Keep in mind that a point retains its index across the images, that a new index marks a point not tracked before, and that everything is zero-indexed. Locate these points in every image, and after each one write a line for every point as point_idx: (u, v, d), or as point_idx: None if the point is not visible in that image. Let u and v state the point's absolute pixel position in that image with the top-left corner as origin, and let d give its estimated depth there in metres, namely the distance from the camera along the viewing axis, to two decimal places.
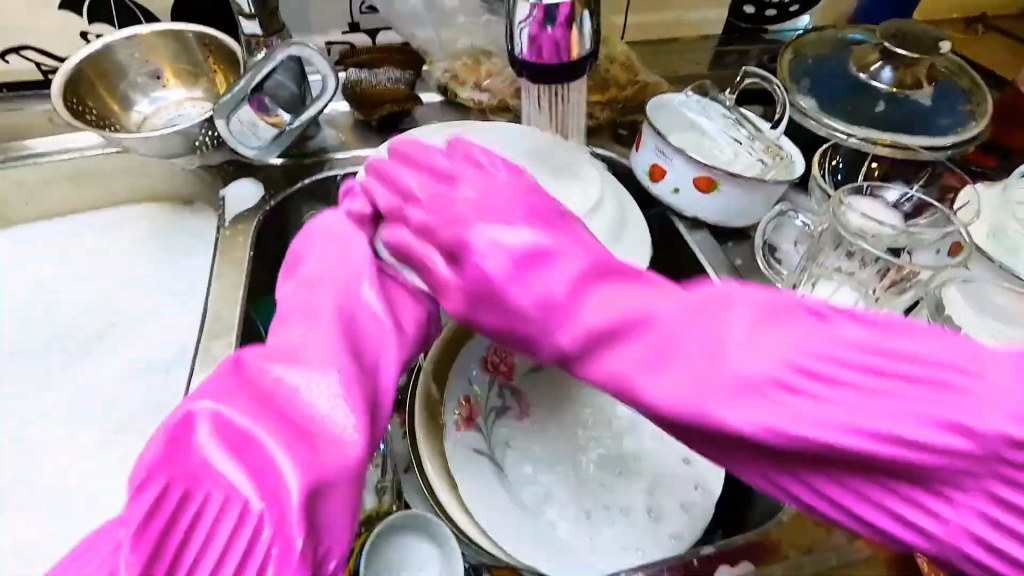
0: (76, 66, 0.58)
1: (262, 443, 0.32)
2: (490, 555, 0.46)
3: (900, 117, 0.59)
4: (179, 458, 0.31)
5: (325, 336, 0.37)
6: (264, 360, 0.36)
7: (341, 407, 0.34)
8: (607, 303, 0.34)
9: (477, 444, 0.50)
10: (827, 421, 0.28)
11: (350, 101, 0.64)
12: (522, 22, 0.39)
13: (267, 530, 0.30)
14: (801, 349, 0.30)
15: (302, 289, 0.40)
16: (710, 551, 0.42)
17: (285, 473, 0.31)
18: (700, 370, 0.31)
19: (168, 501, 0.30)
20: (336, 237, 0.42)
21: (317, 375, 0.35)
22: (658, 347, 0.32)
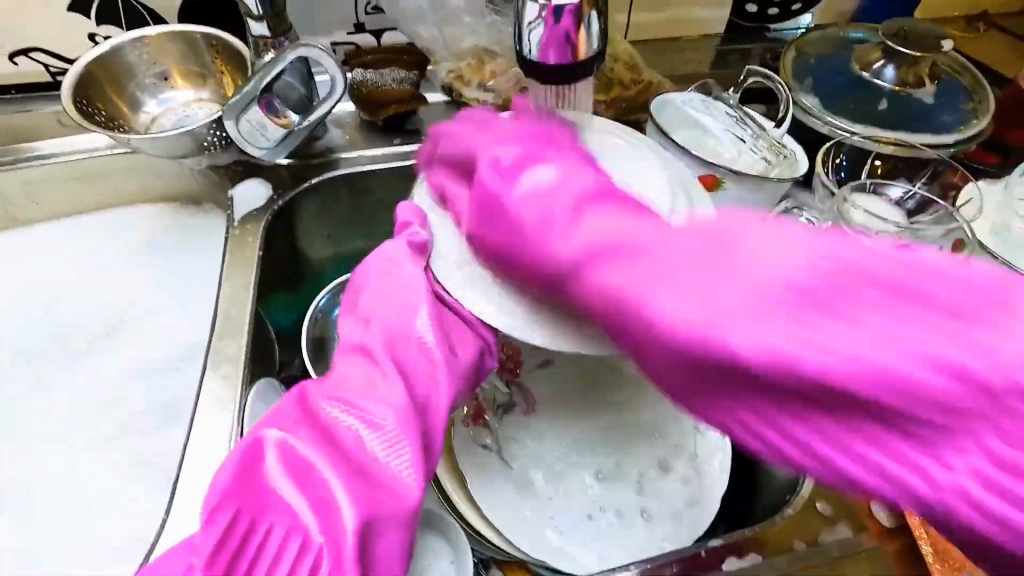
0: (85, 68, 0.58)
1: (324, 476, 0.34)
2: (499, 548, 0.47)
3: (904, 115, 0.59)
4: (247, 489, 0.34)
5: (381, 376, 0.39)
6: (325, 395, 0.38)
7: (397, 444, 0.37)
8: (603, 220, 0.33)
9: (486, 440, 0.52)
10: (849, 347, 0.25)
11: (356, 102, 0.65)
12: (532, 24, 0.37)
13: (326, 562, 0.32)
14: (773, 276, 0.27)
15: (359, 324, 0.43)
16: (717, 542, 0.42)
17: (341, 508, 0.34)
18: (706, 298, 0.27)
19: (237, 528, 0.33)
20: (392, 273, 0.42)
21: (374, 408, 0.38)
22: (661, 264, 0.29)
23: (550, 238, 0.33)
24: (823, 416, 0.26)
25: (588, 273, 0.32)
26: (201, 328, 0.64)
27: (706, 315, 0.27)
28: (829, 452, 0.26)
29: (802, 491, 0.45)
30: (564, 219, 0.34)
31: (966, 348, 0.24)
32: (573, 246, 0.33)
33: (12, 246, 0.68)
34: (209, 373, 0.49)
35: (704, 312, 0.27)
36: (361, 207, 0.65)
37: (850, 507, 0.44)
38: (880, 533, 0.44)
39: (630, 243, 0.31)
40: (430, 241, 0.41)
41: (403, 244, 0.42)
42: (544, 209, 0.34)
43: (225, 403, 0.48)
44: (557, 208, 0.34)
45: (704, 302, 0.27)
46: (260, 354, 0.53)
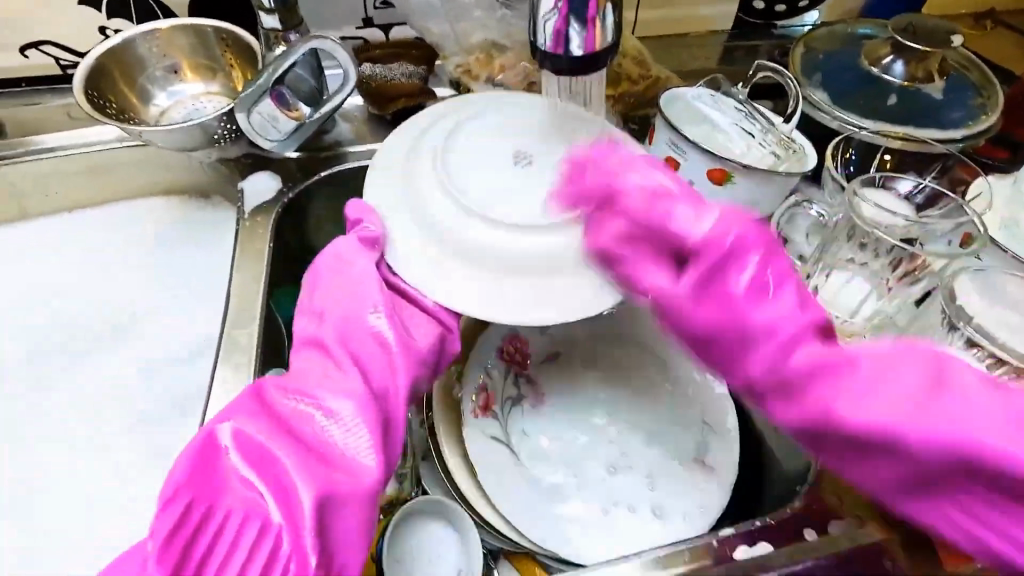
0: (97, 60, 0.59)
1: (279, 461, 0.35)
2: (509, 539, 0.47)
3: (912, 110, 0.59)
4: (202, 478, 0.35)
5: (337, 366, 0.40)
6: (279, 388, 0.39)
7: (352, 428, 0.37)
8: (768, 307, 0.39)
9: (494, 431, 0.51)
10: (916, 436, 0.34)
11: (365, 97, 0.65)
12: (546, 15, 0.37)
13: (285, 542, 0.33)
14: (911, 371, 0.36)
15: (312, 318, 0.43)
16: (730, 532, 0.43)
17: (297, 490, 0.34)
18: (848, 394, 0.36)
19: (194, 516, 0.34)
20: (344, 269, 0.43)
21: (328, 397, 0.38)
22: (829, 356, 0.38)
23: (698, 307, 0.40)
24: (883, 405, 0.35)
25: (730, 338, 0.40)
26: (204, 324, 0.64)
27: (855, 405, 0.36)
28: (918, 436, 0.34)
29: (813, 479, 0.46)
30: (721, 292, 0.39)
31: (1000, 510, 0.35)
32: (710, 320, 0.40)
33: (12, 245, 0.68)
34: (220, 366, 0.50)
35: (839, 399, 0.36)
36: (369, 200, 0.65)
37: (857, 497, 0.45)
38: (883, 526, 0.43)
39: (783, 328, 0.38)
40: (382, 236, 0.43)
41: (354, 239, 0.43)
42: (714, 291, 0.39)
43: (234, 394, 0.48)
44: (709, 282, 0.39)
45: (894, 410, 0.35)
46: (271, 348, 0.53)
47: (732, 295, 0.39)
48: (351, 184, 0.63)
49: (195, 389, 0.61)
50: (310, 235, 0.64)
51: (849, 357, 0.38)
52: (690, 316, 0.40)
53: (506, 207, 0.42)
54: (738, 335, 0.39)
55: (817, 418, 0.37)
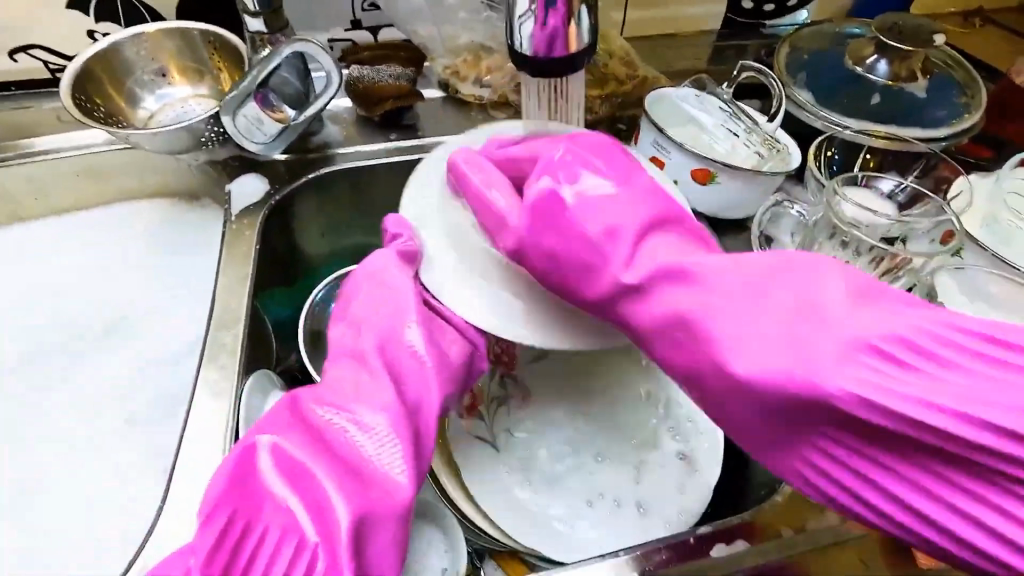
0: (84, 64, 0.59)
1: (316, 477, 0.34)
2: (491, 540, 0.48)
3: (896, 110, 0.59)
4: (241, 492, 0.34)
5: (370, 374, 0.40)
6: (316, 399, 0.38)
7: (389, 442, 0.37)
8: (653, 253, 0.38)
9: (481, 432, 0.52)
10: (850, 388, 0.29)
11: (353, 98, 0.65)
12: (522, 18, 0.37)
13: (321, 561, 0.32)
14: (866, 326, 0.31)
15: (348, 328, 0.43)
16: (705, 530, 0.43)
17: (335, 506, 0.33)
18: (762, 341, 0.32)
19: (232, 532, 0.33)
20: (383, 280, 0.44)
21: (365, 410, 0.38)
22: (723, 304, 0.34)
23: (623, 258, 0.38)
24: (856, 341, 0.31)
25: (600, 268, 0.38)
26: (199, 323, 0.65)
27: (753, 329, 0.33)
28: (924, 397, 0.29)
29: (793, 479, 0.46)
30: (601, 206, 0.39)
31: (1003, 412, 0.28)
32: (634, 273, 0.37)
33: (10, 245, 0.68)
34: (209, 364, 0.50)
35: (739, 342, 0.33)
36: (357, 199, 0.65)
37: None
38: (867, 521, 0.44)
39: (712, 278, 0.35)
40: (420, 252, 0.45)
41: (394, 253, 0.44)
42: (608, 220, 0.38)
43: (224, 394, 0.49)
44: (626, 201, 0.40)
45: (794, 355, 0.31)
46: (257, 350, 0.53)
47: (636, 229, 0.38)
48: (338, 188, 0.64)
49: (191, 390, 0.61)
50: (299, 235, 0.65)
51: (783, 266, 0.35)
52: (594, 258, 0.38)
53: None
54: (655, 279, 0.37)
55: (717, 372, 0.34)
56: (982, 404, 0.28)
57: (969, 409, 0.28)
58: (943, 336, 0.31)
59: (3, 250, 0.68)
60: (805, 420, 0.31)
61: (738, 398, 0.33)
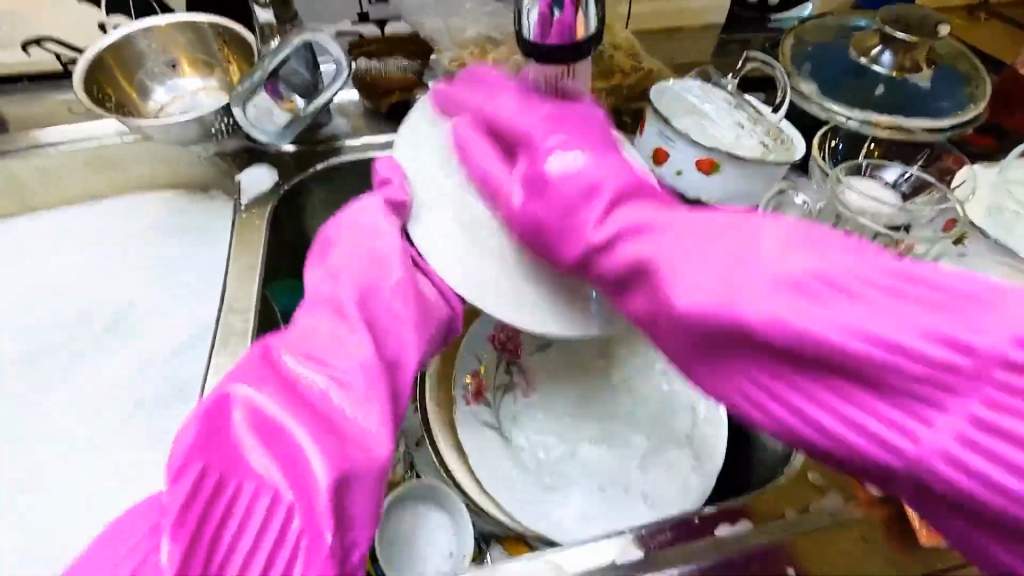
0: (97, 55, 0.60)
1: (293, 432, 0.34)
2: (498, 523, 0.49)
3: (901, 100, 0.60)
4: (211, 447, 0.33)
5: (348, 326, 0.40)
6: (290, 350, 0.39)
7: (365, 398, 0.37)
8: (628, 213, 0.37)
9: (486, 417, 0.53)
10: (791, 319, 0.29)
11: (360, 91, 0.66)
12: (529, 6, 0.38)
13: (297, 519, 0.32)
14: (815, 261, 0.30)
15: (326, 276, 0.44)
16: (709, 510, 0.43)
17: (313, 466, 0.33)
18: (711, 287, 0.31)
19: (204, 488, 0.32)
20: (365, 228, 0.45)
21: (342, 362, 0.38)
22: (679, 251, 0.34)
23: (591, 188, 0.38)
24: (805, 271, 0.29)
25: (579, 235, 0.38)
26: (204, 319, 0.66)
27: (675, 264, 0.33)
28: (842, 289, 0.28)
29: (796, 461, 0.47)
30: (569, 167, 0.38)
31: (944, 325, 0.26)
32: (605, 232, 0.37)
33: (8, 246, 0.69)
34: (217, 352, 0.51)
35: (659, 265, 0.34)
36: (364, 192, 0.66)
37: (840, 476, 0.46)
38: (869, 502, 0.45)
39: (664, 225, 0.36)
40: (409, 200, 0.46)
41: (378, 201, 0.46)
42: (586, 182, 0.38)
43: None
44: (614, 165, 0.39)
45: (720, 285, 0.31)
46: (267, 338, 0.54)
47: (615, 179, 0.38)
48: (345, 179, 0.65)
49: (193, 387, 0.62)
50: (306, 227, 0.65)
51: (726, 221, 0.34)
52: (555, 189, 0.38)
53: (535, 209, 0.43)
54: (625, 233, 0.36)
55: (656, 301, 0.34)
56: (930, 325, 0.26)
57: (906, 333, 0.27)
58: (866, 273, 0.29)
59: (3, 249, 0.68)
60: (758, 361, 0.31)
61: (677, 334, 0.33)
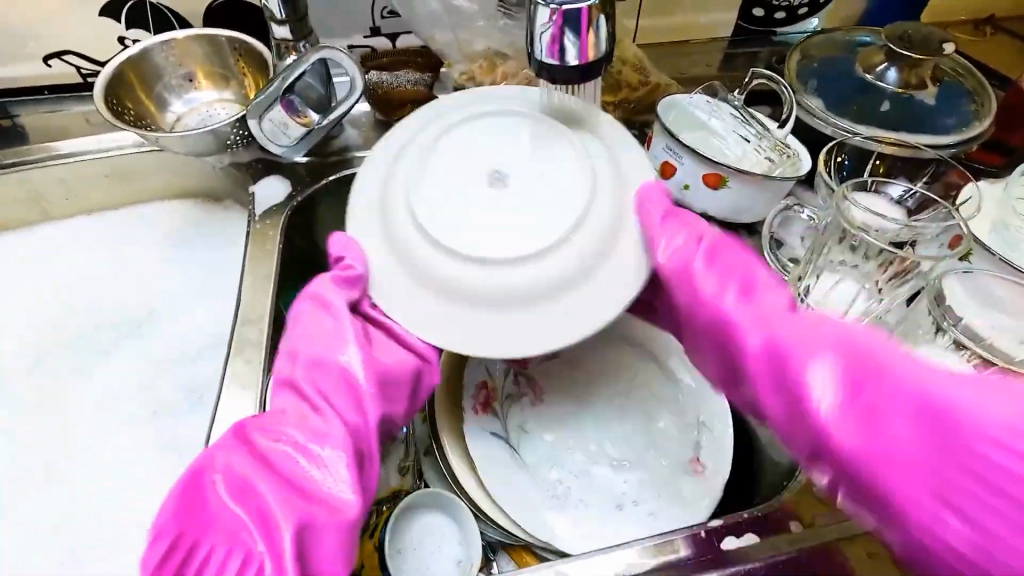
0: (116, 69, 0.61)
1: (263, 492, 0.37)
2: (509, 534, 0.50)
3: (906, 117, 0.60)
4: (189, 513, 0.37)
5: (314, 406, 0.42)
6: (258, 426, 0.41)
7: (329, 462, 0.39)
8: (828, 360, 0.37)
9: (494, 428, 0.53)
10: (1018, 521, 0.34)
11: (373, 104, 0.68)
12: (543, 26, 0.39)
13: (268, 571, 0.35)
14: None
15: (288, 358, 0.45)
16: (717, 523, 0.44)
17: (279, 520, 0.36)
18: (942, 432, 0.35)
19: (178, 550, 0.36)
20: (320, 309, 0.45)
21: (313, 428, 0.41)
22: (906, 379, 0.36)
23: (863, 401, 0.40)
24: None
25: (782, 358, 0.39)
26: (209, 324, 0.67)
27: (965, 397, 0.35)
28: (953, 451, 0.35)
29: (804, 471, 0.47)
30: (721, 278, 0.44)
31: None
32: (790, 381, 0.39)
33: (12, 248, 0.70)
34: (233, 360, 0.52)
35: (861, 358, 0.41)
36: None
37: None
38: None
39: (898, 354, 0.37)
40: (365, 277, 0.43)
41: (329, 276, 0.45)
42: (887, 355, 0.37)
43: (249, 385, 0.51)
44: (814, 339, 0.39)
45: (974, 422, 0.34)
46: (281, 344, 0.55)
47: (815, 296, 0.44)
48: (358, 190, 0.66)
49: (197, 391, 0.63)
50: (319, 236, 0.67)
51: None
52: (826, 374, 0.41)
53: (468, 235, 0.40)
54: (839, 377, 0.37)
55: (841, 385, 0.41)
56: None
57: None
58: None
59: (13, 249, 0.70)
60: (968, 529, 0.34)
61: (918, 450, 0.35)
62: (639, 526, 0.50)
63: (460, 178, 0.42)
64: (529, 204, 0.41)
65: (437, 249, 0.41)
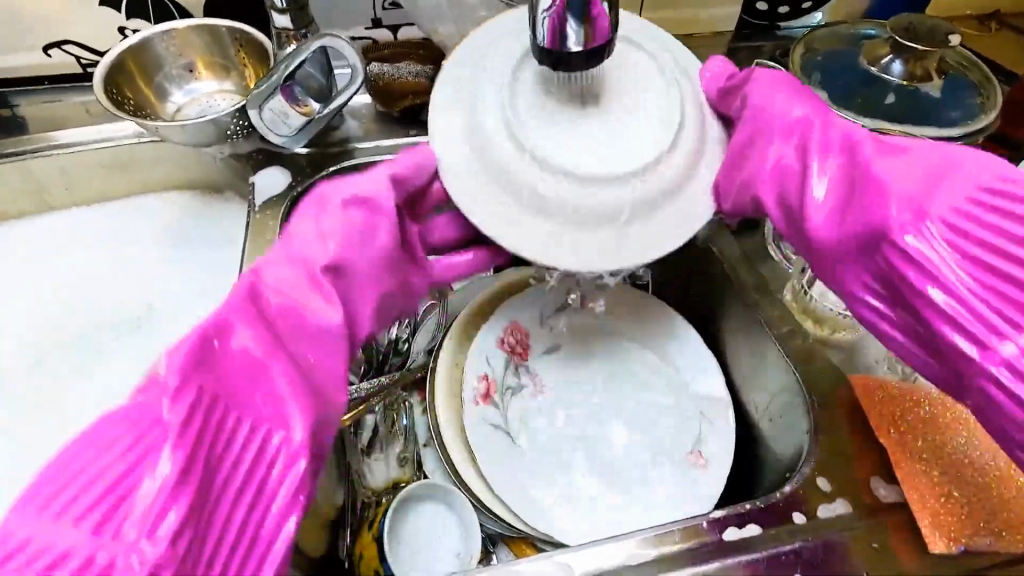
0: (116, 58, 0.61)
1: (281, 373, 0.35)
2: (509, 527, 0.49)
3: (911, 109, 0.60)
4: (206, 370, 0.33)
5: (328, 289, 0.40)
6: (275, 293, 0.38)
7: (337, 353, 0.39)
8: (900, 165, 0.39)
9: (495, 419, 0.53)
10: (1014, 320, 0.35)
11: (373, 95, 0.67)
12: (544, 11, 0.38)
13: (278, 449, 0.34)
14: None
15: (314, 228, 0.41)
16: (719, 513, 0.44)
17: (294, 403, 0.35)
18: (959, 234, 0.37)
19: (199, 409, 0.32)
20: (360, 191, 0.43)
21: (327, 312, 0.39)
22: (948, 189, 0.37)
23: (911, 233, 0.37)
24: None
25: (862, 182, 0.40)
26: None
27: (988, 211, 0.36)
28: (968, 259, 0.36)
29: (806, 465, 0.47)
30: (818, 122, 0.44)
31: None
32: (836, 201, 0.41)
33: (12, 248, 0.69)
34: None
35: (908, 187, 0.38)
36: None
37: (849, 483, 0.46)
38: (876, 506, 0.45)
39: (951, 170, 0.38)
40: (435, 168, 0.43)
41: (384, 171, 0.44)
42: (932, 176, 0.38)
43: None
44: (891, 168, 0.39)
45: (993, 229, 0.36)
46: None
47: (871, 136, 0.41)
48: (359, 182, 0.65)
49: None
50: None
51: None
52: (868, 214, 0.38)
53: (567, 147, 0.41)
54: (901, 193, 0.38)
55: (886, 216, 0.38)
56: None
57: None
58: None
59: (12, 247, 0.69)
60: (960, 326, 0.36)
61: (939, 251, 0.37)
62: (641, 521, 0.50)
63: (540, 110, 0.42)
64: (616, 132, 0.42)
65: (534, 163, 0.41)
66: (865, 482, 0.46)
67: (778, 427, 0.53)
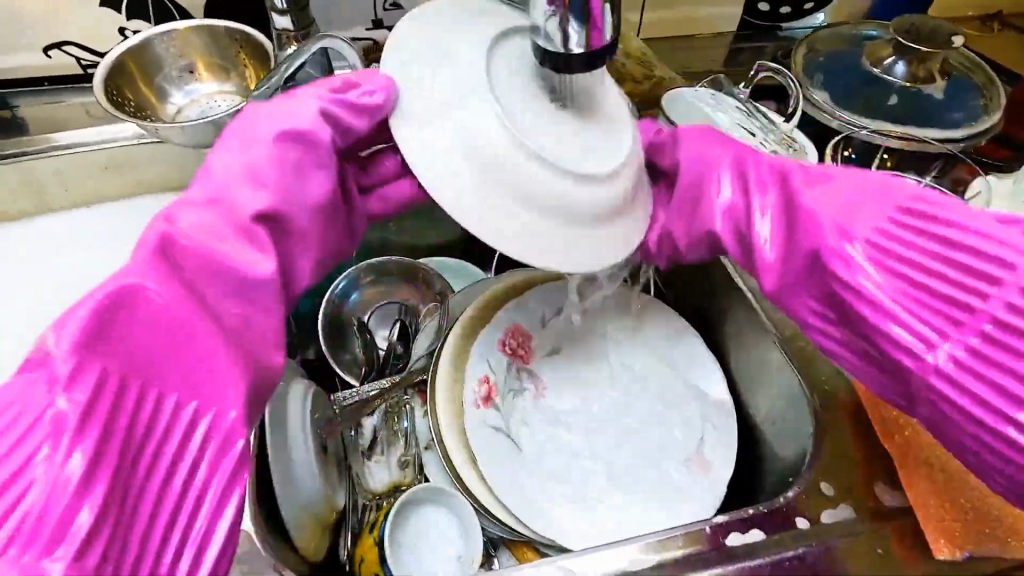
0: (116, 59, 0.61)
1: (201, 339, 0.31)
2: (511, 531, 0.49)
3: (913, 110, 0.60)
4: (110, 346, 0.29)
5: (254, 231, 0.36)
6: (192, 231, 0.34)
7: (266, 304, 0.35)
8: (829, 195, 0.41)
9: (496, 422, 0.52)
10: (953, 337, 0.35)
11: None
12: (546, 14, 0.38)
13: (204, 430, 0.31)
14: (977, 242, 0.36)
15: (238, 161, 0.38)
16: (721, 519, 0.44)
17: (220, 375, 0.31)
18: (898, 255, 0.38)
19: (106, 391, 0.28)
20: (290, 121, 0.40)
21: (256, 259, 0.35)
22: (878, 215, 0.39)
23: (841, 259, 0.39)
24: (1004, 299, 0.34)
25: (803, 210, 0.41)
26: None
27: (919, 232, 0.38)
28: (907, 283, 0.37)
29: (808, 469, 0.47)
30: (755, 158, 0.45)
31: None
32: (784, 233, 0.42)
33: (13, 249, 0.69)
34: None
35: (836, 216, 0.40)
36: None
37: (852, 488, 0.46)
38: (879, 510, 0.45)
39: (876, 197, 0.40)
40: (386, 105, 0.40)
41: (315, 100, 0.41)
42: (865, 202, 0.40)
43: None
44: (822, 197, 0.41)
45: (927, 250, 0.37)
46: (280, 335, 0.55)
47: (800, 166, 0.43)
48: None
49: None
50: None
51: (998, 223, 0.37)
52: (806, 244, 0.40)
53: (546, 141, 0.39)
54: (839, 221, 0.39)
55: (815, 245, 0.39)
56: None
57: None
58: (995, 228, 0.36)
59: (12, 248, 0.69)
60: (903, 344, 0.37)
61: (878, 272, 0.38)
62: (644, 525, 0.50)
63: (535, 115, 0.40)
64: (594, 147, 0.41)
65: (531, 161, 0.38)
66: (867, 486, 0.46)
67: (781, 431, 0.53)
